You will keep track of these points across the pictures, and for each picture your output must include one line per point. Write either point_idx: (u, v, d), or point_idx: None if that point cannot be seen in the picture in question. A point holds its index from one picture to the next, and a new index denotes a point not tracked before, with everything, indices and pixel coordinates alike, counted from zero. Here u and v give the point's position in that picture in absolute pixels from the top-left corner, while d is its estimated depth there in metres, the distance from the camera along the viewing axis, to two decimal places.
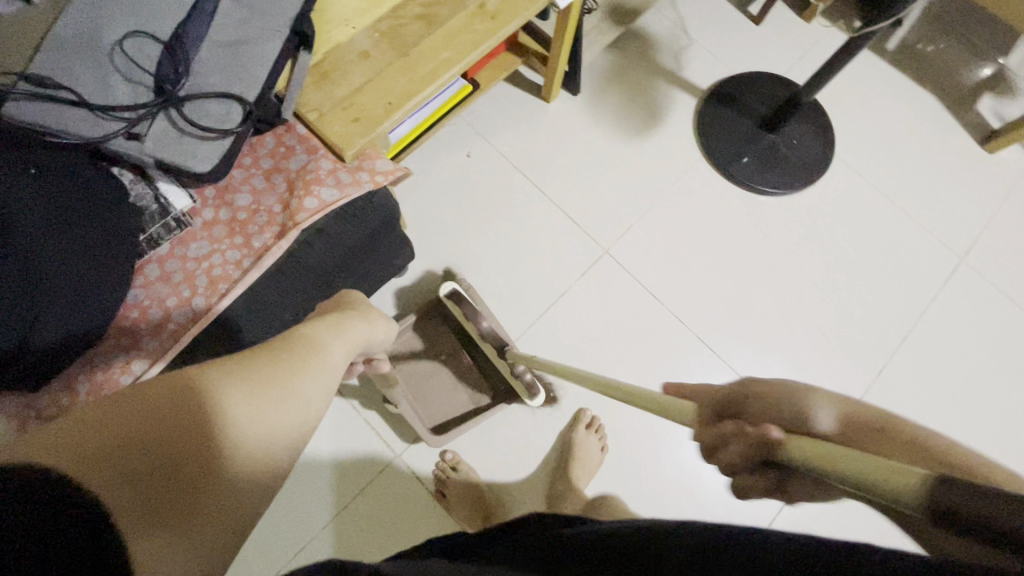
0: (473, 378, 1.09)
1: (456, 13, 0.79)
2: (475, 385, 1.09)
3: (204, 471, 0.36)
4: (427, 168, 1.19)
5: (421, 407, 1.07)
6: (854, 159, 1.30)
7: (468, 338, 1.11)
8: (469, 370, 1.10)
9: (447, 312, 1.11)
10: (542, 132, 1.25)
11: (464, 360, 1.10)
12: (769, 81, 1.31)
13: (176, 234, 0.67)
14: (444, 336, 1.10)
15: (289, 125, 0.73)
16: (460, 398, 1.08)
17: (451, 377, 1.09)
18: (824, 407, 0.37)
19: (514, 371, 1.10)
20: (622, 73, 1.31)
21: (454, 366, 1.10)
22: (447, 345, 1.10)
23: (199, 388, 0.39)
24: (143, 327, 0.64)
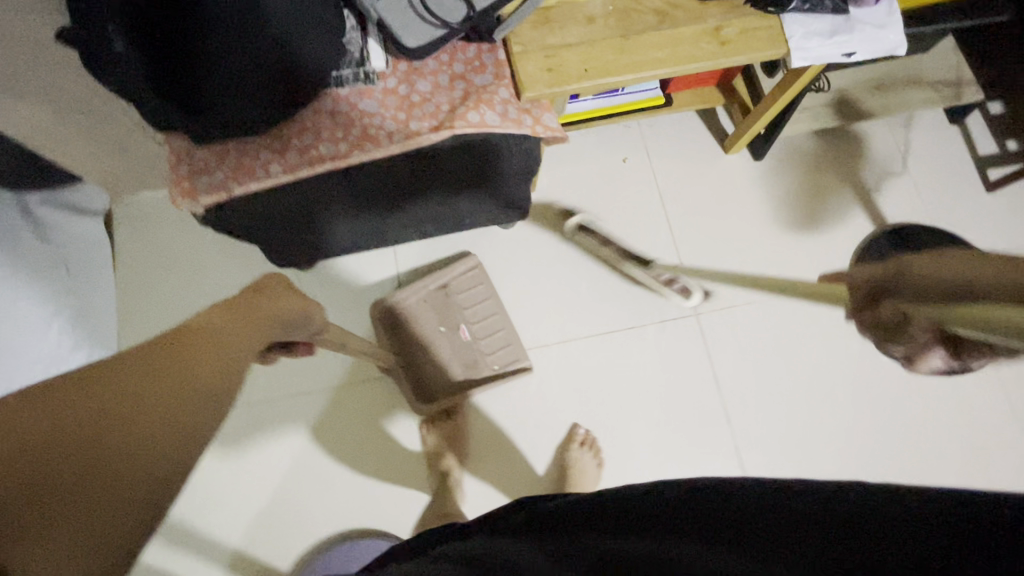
0: (469, 354, 1.08)
1: (692, 24, 0.79)
2: (470, 362, 1.08)
3: (103, 454, 0.42)
4: (582, 151, 1.21)
5: (410, 377, 1.07)
6: (1013, 381, 1.12)
7: (470, 316, 1.09)
8: (465, 349, 1.08)
9: (455, 285, 1.10)
10: (703, 178, 1.22)
11: (463, 335, 1.08)
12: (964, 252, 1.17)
13: (359, 86, 0.74)
14: (449, 307, 1.09)
15: (493, 46, 0.77)
16: (454, 375, 1.07)
17: (449, 350, 1.08)
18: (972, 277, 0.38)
19: (512, 352, 1.07)
20: (815, 164, 1.23)
21: (452, 341, 1.08)
22: (447, 317, 1.09)
23: (97, 382, 0.45)
24: (295, 141, 0.72)
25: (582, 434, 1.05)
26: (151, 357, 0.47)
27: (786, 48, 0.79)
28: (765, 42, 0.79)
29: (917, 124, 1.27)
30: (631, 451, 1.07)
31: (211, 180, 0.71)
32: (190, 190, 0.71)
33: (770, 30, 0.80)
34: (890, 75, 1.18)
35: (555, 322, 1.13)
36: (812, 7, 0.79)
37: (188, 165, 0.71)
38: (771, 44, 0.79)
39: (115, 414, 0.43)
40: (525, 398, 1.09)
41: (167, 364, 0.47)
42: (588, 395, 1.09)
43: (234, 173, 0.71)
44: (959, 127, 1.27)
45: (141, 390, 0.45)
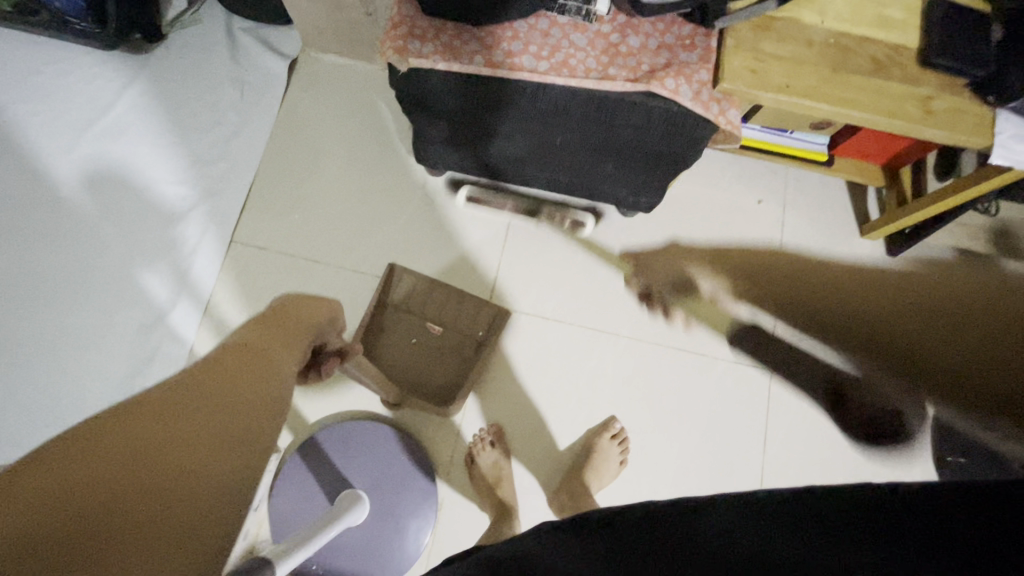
0: (453, 343, 1.09)
1: (904, 84, 0.79)
2: (455, 348, 1.09)
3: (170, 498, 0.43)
4: (722, 176, 1.22)
5: (417, 392, 1.07)
6: None
7: (432, 309, 1.10)
8: (437, 334, 1.10)
9: (405, 295, 1.11)
10: (828, 249, 1.19)
11: (436, 331, 1.10)
12: None
13: (577, 20, 0.79)
14: (428, 311, 1.10)
15: (710, 32, 0.80)
16: (448, 360, 1.09)
17: (434, 350, 1.09)
18: None
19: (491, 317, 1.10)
20: (947, 282, 1.18)
21: (428, 337, 1.10)
22: (416, 326, 1.10)
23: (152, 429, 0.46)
24: (503, 44, 0.78)
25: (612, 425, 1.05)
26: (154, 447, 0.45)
27: (988, 142, 0.78)
28: (970, 127, 0.78)
29: None
30: (653, 466, 1.06)
31: (420, 48, 0.78)
32: (401, 48, 0.78)
33: (979, 119, 0.79)
34: None
35: (631, 319, 1.14)
36: None
37: (406, 28, 0.79)
38: (976, 130, 0.78)
39: (151, 499, 0.42)
40: (574, 373, 1.10)
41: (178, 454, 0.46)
42: (635, 398, 1.09)
43: (442, 50, 0.78)
44: None
45: (167, 438, 0.46)
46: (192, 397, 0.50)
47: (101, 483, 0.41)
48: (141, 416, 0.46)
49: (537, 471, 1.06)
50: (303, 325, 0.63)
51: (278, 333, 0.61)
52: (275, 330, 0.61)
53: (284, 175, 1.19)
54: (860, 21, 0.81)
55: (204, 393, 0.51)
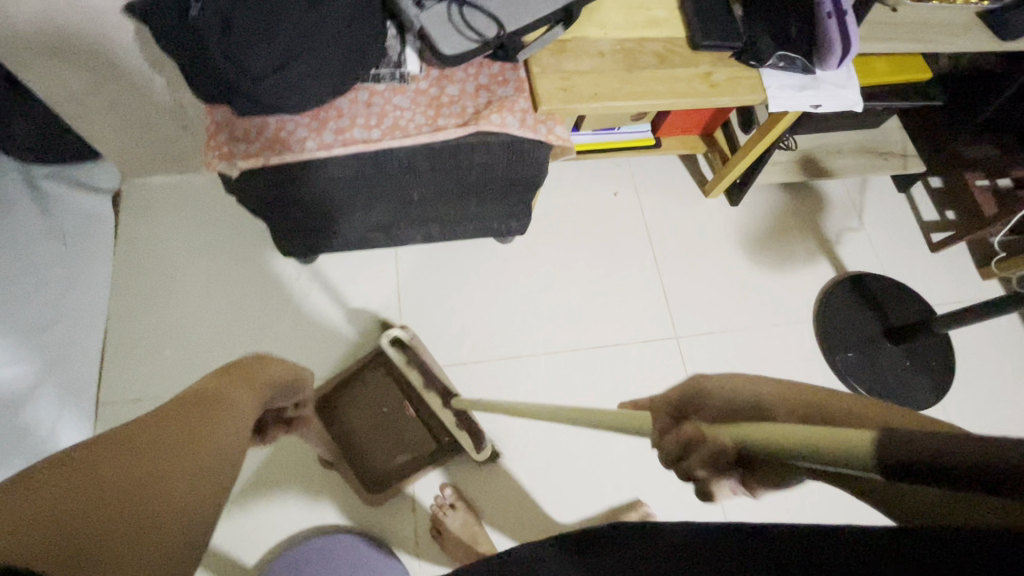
0: (416, 432, 1.05)
1: (686, 67, 0.92)
2: (417, 439, 1.05)
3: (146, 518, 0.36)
4: (576, 181, 1.32)
5: (363, 461, 1.04)
6: (957, 419, 1.23)
7: (405, 388, 1.06)
8: (407, 414, 1.06)
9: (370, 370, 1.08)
10: (685, 215, 1.33)
11: (408, 411, 1.06)
12: (912, 304, 1.30)
13: (393, 84, 0.83)
14: (388, 387, 1.07)
15: (516, 65, 0.88)
16: (404, 448, 1.04)
17: (394, 430, 1.05)
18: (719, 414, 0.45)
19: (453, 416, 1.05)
20: (783, 214, 1.37)
21: (397, 417, 1.06)
22: (388, 398, 1.07)
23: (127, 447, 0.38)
24: (330, 123, 0.79)
25: (638, 506, 1.03)
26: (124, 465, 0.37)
27: (764, 95, 0.93)
28: (747, 88, 0.93)
29: (869, 189, 1.44)
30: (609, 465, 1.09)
31: (247, 150, 0.77)
32: (227, 155, 0.77)
33: (751, 79, 0.94)
34: (847, 144, 1.35)
35: (542, 336, 1.17)
36: (785, 64, 0.93)
37: (228, 134, 0.78)
38: (752, 89, 0.93)
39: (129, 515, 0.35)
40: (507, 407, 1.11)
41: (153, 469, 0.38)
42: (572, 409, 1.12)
43: (270, 145, 0.78)
44: (904, 195, 1.45)
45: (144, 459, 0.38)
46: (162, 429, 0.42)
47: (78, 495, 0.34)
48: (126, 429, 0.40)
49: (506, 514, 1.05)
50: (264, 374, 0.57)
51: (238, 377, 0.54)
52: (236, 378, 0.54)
53: (151, 319, 1.11)
54: (635, 26, 0.93)
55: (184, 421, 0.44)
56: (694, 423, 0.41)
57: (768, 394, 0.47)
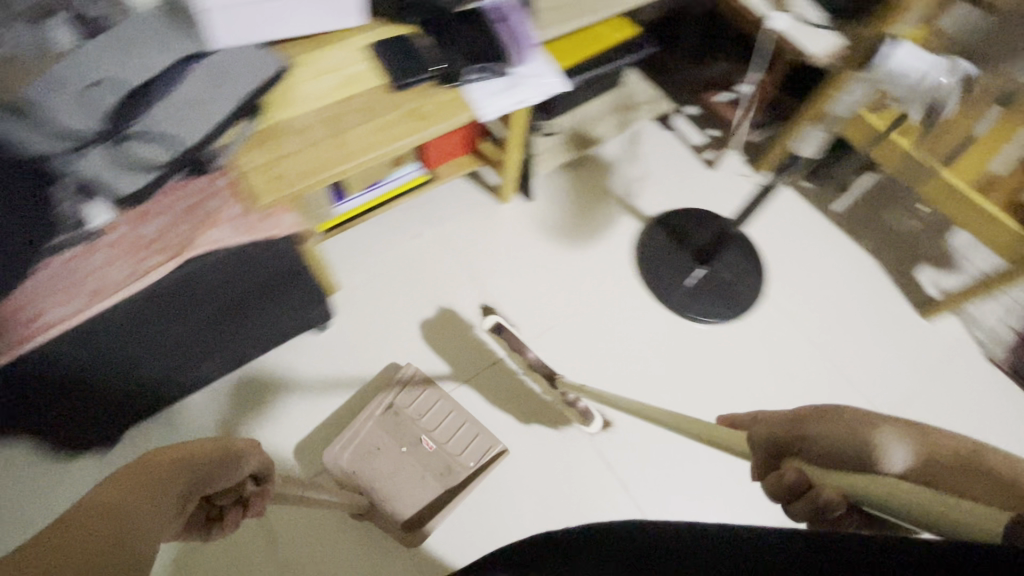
0: (439, 464, 1.13)
1: (391, 112, 0.95)
2: (444, 471, 1.13)
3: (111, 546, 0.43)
4: (375, 240, 1.34)
5: (393, 504, 1.10)
6: (785, 301, 1.37)
7: (419, 424, 1.16)
8: (427, 450, 1.14)
9: (400, 401, 1.17)
10: (488, 228, 1.38)
11: (427, 447, 1.15)
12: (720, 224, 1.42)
13: (82, 244, 0.77)
14: (400, 424, 1.16)
15: (214, 174, 0.85)
16: (432, 484, 1.12)
17: (418, 468, 1.13)
18: (882, 445, 0.46)
19: (477, 444, 1.14)
20: (576, 189, 1.45)
21: (414, 455, 1.14)
22: (405, 437, 1.15)
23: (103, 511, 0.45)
24: (24, 315, 0.73)
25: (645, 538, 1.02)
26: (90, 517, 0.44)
27: (474, 109, 0.97)
28: (455, 108, 0.97)
29: (642, 136, 1.56)
30: (501, 489, 1.14)
31: None
32: None
33: (457, 98, 0.98)
34: (602, 108, 1.45)
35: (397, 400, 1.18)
36: (482, 74, 0.98)
37: None
38: (460, 108, 0.97)
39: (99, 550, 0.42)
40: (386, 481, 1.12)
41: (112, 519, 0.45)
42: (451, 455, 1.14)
43: None
44: (674, 129, 1.57)
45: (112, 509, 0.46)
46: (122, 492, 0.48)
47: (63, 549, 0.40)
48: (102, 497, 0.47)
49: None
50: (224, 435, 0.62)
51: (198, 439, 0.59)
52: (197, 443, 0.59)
53: None
54: (328, 94, 0.95)
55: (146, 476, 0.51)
56: (798, 467, 0.44)
57: (899, 456, 0.45)
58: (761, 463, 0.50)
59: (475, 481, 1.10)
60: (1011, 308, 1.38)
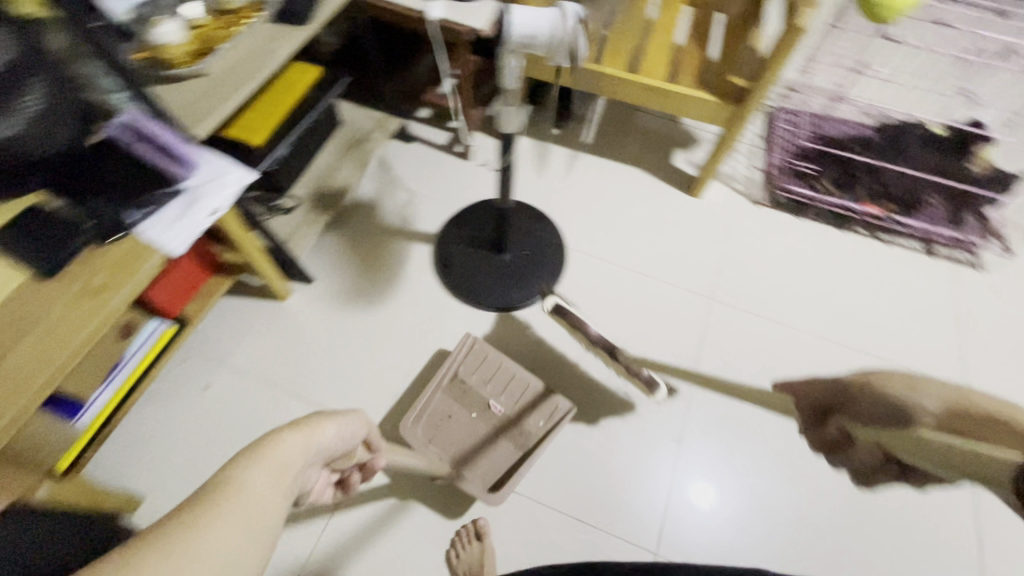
0: (510, 422, 1.20)
1: (56, 302, 0.81)
2: (512, 433, 1.19)
3: None
4: (163, 413, 1.15)
5: (471, 473, 1.15)
6: (587, 244, 1.44)
7: (499, 383, 1.23)
8: (500, 410, 1.21)
9: (463, 369, 1.23)
10: (281, 334, 1.25)
11: (495, 410, 1.21)
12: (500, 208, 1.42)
13: None
14: (467, 392, 1.22)
15: None
16: (519, 435, 1.19)
17: (487, 430, 1.20)
18: (907, 420, 0.67)
19: (522, 389, 1.22)
20: (353, 244, 1.36)
21: (525, 404, 1.21)
22: (474, 402, 1.22)
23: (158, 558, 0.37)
24: None
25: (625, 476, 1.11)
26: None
27: (160, 250, 0.84)
28: (135, 261, 0.87)
29: (391, 159, 1.51)
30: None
31: None
32: None
33: (130, 245, 0.87)
34: (333, 157, 1.40)
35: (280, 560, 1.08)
36: (151, 209, 0.84)
37: None
38: (141, 258, 0.87)
39: None
40: None
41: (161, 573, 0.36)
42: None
43: None
44: (417, 138, 1.55)
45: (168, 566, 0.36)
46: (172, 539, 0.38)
47: None
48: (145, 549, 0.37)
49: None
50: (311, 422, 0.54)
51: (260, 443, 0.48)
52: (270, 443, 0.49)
53: None
54: None
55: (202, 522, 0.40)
56: (838, 426, 0.81)
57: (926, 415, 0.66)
58: (809, 422, 0.88)
59: (540, 442, 1.14)
60: (751, 152, 1.59)
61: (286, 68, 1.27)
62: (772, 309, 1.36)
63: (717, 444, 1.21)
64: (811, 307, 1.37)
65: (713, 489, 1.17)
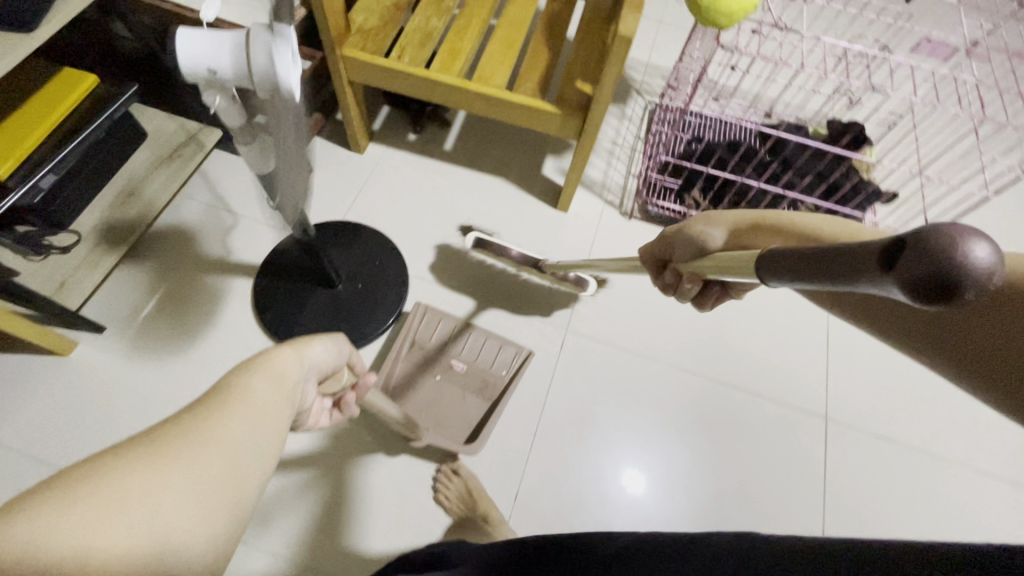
0: (475, 381, 1.20)
1: None
2: (481, 386, 1.20)
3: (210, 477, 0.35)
4: None
5: (441, 429, 1.15)
6: (436, 271, 1.30)
7: (442, 352, 1.21)
8: (462, 369, 1.21)
9: (419, 334, 1.22)
10: (57, 397, 1.07)
11: (459, 369, 1.21)
12: (335, 237, 1.26)
13: None
14: (427, 356, 1.21)
15: None
16: (469, 400, 1.19)
17: (458, 389, 1.19)
18: (708, 235, 0.72)
19: (495, 353, 1.21)
20: (159, 282, 1.19)
21: (458, 377, 1.20)
22: (435, 365, 1.21)
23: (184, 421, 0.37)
24: None
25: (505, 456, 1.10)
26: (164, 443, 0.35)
27: None
28: None
29: (217, 176, 1.33)
30: None
31: None
32: None
33: None
34: (133, 178, 1.21)
35: None
36: None
37: None
38: None
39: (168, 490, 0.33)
40: None
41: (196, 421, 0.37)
42: None
43: None
44: None
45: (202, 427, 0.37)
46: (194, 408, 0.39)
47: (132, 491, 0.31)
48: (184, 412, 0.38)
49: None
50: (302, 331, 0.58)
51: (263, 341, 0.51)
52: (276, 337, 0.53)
53: None
54: None
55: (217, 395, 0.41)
56: (672, 272, 0.80)
57: (716, 235, 0.72)
58: (655, 275, 0.87)
59: (510, 388, 1.16)
60: (629, 158, 1.48)
61: (54, 75, 1.04)
62: (633, 339, 1.28)
63: (557, 496, 1.11)
64: (674, 337, 1.29)
65: (644, 476, 1.15)
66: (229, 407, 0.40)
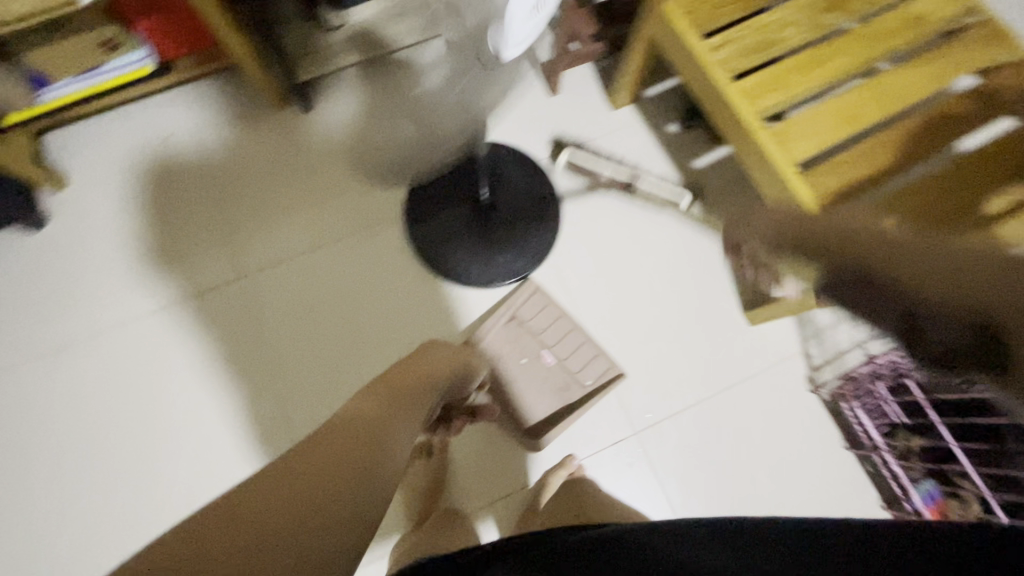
0: (560, 378, 1.05)
1: None
2: (563, 386, 1.05)
3: (313, 523, 0.45)
4: (120, 131, 1.18)
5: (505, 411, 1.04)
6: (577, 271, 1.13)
7: (540, 334, 1.08)
8: (550, 361, 1.06)
9: (523, 312, 1.08)
10: (247, 135, 1.19)
11: (547, 360, 1.06)
12: (521, 172, 1.15)
13: None
14: (522, 336, 1.07)
15: None
16: (546, 393, 1.05)
17: (538, 380, 1.06)
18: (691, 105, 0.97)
19: (598, 362, 1.06)
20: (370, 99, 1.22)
21: (542, 369, 1.06)
22: (527, 347, 1.07)
23: (303, 468, 0.49)
24: None
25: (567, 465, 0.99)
26: (299, 477, 0.48)
27: None
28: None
29: None
30: (173, 422, 1.06)
31: None
32: None
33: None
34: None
35: (94, 314, 1.10)
36: None
37: None
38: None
39: (277, 524, 0.44)
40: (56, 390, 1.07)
41: (324, 464, 0.50)
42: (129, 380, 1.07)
43: None
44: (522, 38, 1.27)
45: (322, 478, 0.48)
46: (316, 458, 0.50)
47: (266, 520, 0.44)
48: (315, 449, 0.52)
49: (78, 513, 1.02)
50: (418, 381, 0.67)
51: (391, 393, 0.63)
52: (404, 385, 0.65)
53: None
54: None
55: (335, 450, 0.51)
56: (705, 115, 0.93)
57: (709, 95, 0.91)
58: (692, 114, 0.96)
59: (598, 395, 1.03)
60: None
61: None
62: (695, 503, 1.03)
63: None
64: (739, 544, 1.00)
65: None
66: (343, 449, 0.52)
